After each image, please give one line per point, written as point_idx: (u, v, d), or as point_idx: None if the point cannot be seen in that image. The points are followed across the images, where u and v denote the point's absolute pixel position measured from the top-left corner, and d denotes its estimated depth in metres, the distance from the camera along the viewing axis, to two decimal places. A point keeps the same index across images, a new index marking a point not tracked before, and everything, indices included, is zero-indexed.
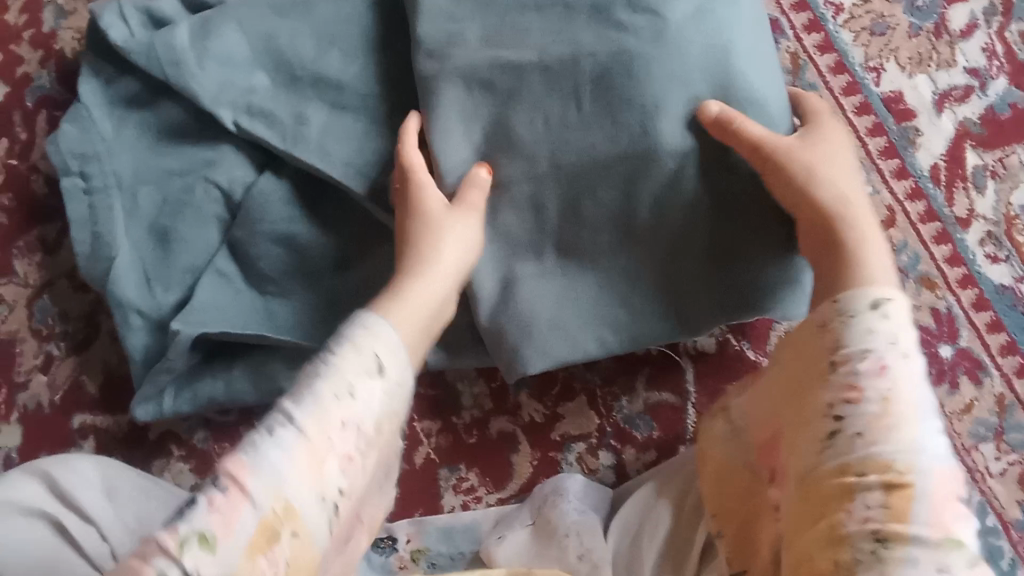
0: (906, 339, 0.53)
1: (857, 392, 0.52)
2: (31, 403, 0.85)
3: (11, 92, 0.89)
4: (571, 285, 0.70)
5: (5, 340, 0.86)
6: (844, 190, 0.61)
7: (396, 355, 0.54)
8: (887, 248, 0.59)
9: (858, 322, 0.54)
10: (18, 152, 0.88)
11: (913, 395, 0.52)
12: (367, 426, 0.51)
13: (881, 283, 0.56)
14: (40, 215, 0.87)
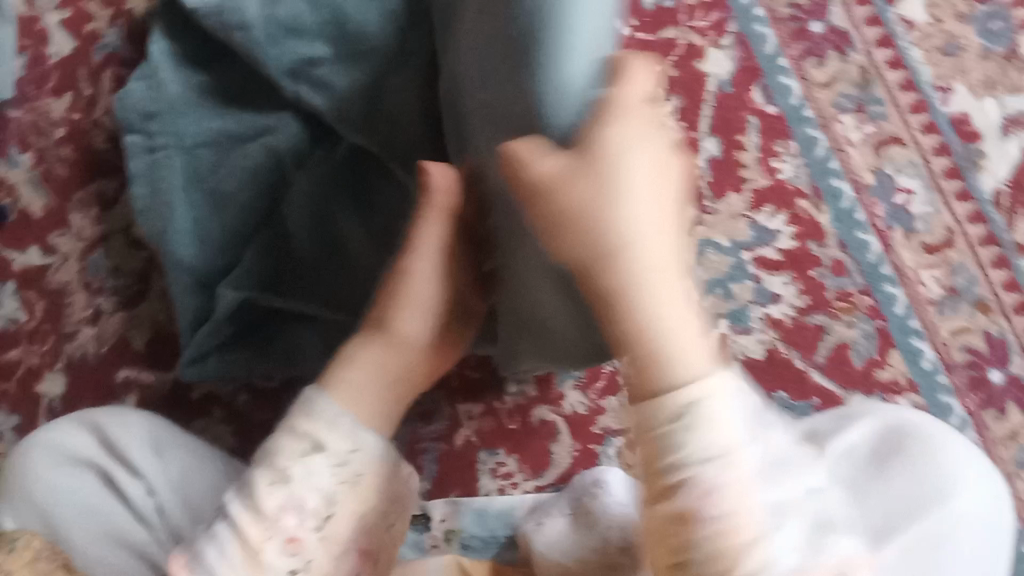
0: (725, 441, 0.43)
1: (701, 517, 0.43)
2: (76, 353, 0.85)
3: (79, 47, 0.90)
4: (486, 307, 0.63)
5: (56, 290, 0.86)
6: (630, 234, 0.42)
7: (348, 433, 0.51)
8: (688, 302, 0.43)
9: (692, 429, 0.43)
10: (82, 106, 0.89)
11: (750, 519, 0.44)
12: (312, 505, 0.50)
13: (710, 384, 0.43)
14: (98, 170, 0.88)
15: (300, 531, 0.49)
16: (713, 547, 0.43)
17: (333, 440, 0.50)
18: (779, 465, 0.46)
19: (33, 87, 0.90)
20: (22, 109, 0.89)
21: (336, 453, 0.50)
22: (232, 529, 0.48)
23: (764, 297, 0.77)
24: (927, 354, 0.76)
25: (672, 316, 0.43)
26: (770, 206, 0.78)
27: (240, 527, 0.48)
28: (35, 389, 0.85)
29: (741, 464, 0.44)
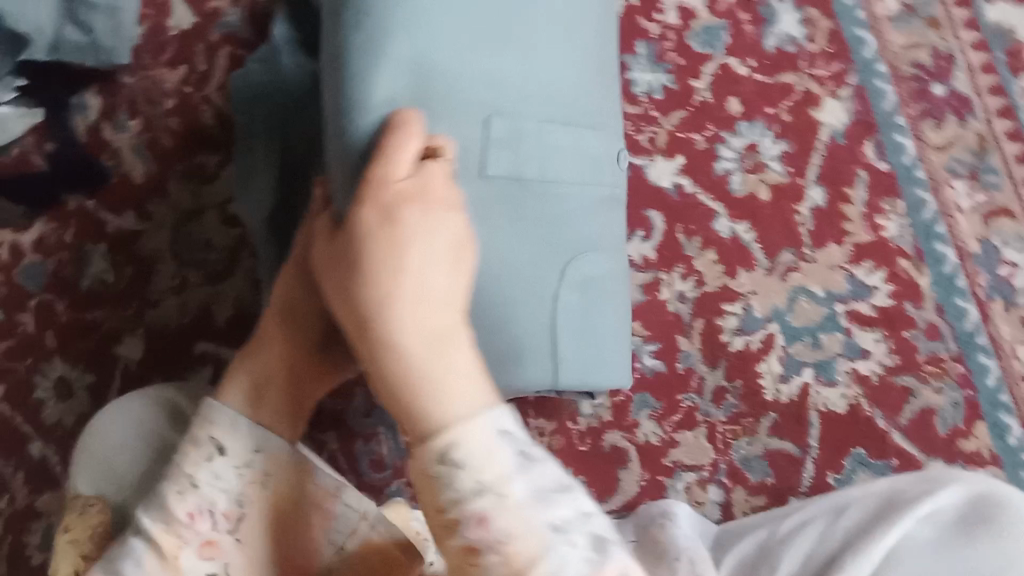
0: (510, 484, 0.41)
1: (481, 557, 0.40)
2: (158, 322, 0.87)
3: (201, 23, 0.91)
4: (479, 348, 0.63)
5: (145, 258, 0.88)
6: (391, 293, 0.43)
7: (250, 435, 0.54)
8: (462, 359, 0.43)
9: (444, 471, 0.41)
10: (194, 81, 0.90)
11: (529, 555, 0.40)
12: (222, 506, 0.52)
13: (453, 424, 0.41)
14: (203, 145, 0.89)
15: (216, 534, 0.51)
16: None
17: (233, 444, 0.53)
18: (541, 501, 0.42)
19: (150, 57, 0.91)
20: (136, 77, 0.90)
21: (239, 455, 0.53)
22: (145, 541, 0.50)
23: (853, 351, 0.77)
24: (1014, 430, 0.75)
25: (433, 367, 0.42)
26: (870, 262, 0.78)
27: (152, 529, 0.51)
28: (112, 351, 0.87)
29: (515, 498, 0.41)
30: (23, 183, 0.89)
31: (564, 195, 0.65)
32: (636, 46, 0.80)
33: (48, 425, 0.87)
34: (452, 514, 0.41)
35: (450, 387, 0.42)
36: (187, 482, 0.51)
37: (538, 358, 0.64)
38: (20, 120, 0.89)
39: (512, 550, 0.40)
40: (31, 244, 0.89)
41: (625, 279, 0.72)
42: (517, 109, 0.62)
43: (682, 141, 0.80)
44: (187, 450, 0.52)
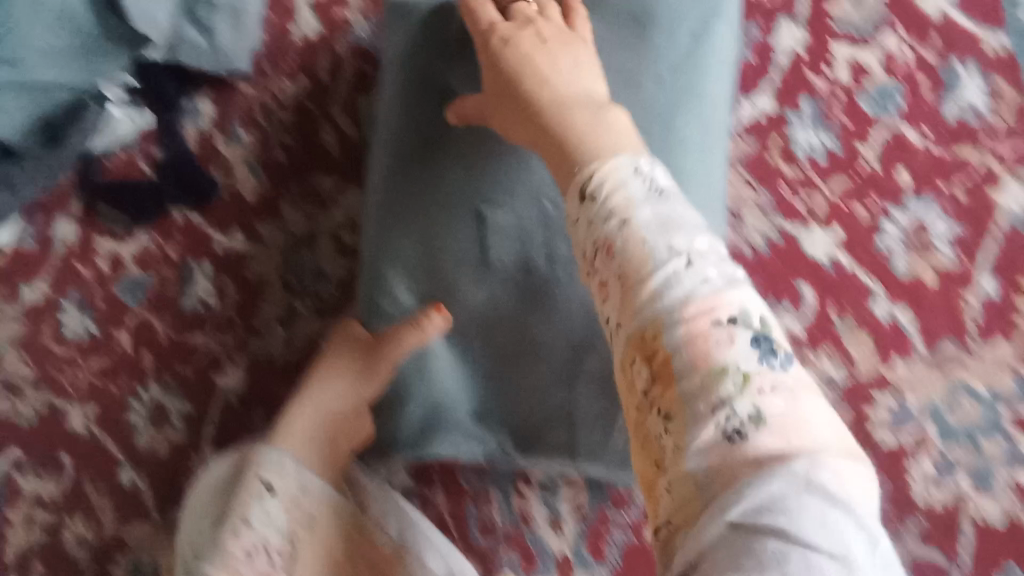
0: (642, 210, 0.46)
1: (613, 238, 0.46)
2: (263, 353, 0.83)
3: (326, 34, 0.85)
4: (505, 401, 0.71)
5: (254, 283, 0.83)
6: (554, 91, 0.57)
7: (292, 477, 0.70)
8: (612, 132, 0.53)
9: (601, 202, 0.48)
10: (316, 96, 0.84)
11: (645, 265, 0.44)
12: (274, 543, 0.66)
13: (598, 154, 0.51)
14: (320, 165, 0.83)
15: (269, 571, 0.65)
16: (622, 272, 0.45)
17: (279, 485, 0.69)
18: (665, 228, 0.46)
19: (270, 66, 0.85)
20: (254, 85, 0.85)
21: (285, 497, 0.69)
22: None
23: (1016, 458, 0.71)
24: None
25: (582, 122, 0.54)
26: None
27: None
28: (212, 379, 0.84)
29: (641, 220, 0.46)
30: (129, 188, 0.84)
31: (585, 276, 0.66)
32: (799, 102, 0.76)
33: (142, 453, 0.84)
34: (593, 245, 0.48)
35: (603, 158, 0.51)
36: (241, 520, 0.66)
37: (556, 433, 0.71)
38: (127, 121, 0.83)
39: (643, 282, 0.44)
40: (133, 257, 0.85)
41: None
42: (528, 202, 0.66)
43: (844, 212, 0.75)
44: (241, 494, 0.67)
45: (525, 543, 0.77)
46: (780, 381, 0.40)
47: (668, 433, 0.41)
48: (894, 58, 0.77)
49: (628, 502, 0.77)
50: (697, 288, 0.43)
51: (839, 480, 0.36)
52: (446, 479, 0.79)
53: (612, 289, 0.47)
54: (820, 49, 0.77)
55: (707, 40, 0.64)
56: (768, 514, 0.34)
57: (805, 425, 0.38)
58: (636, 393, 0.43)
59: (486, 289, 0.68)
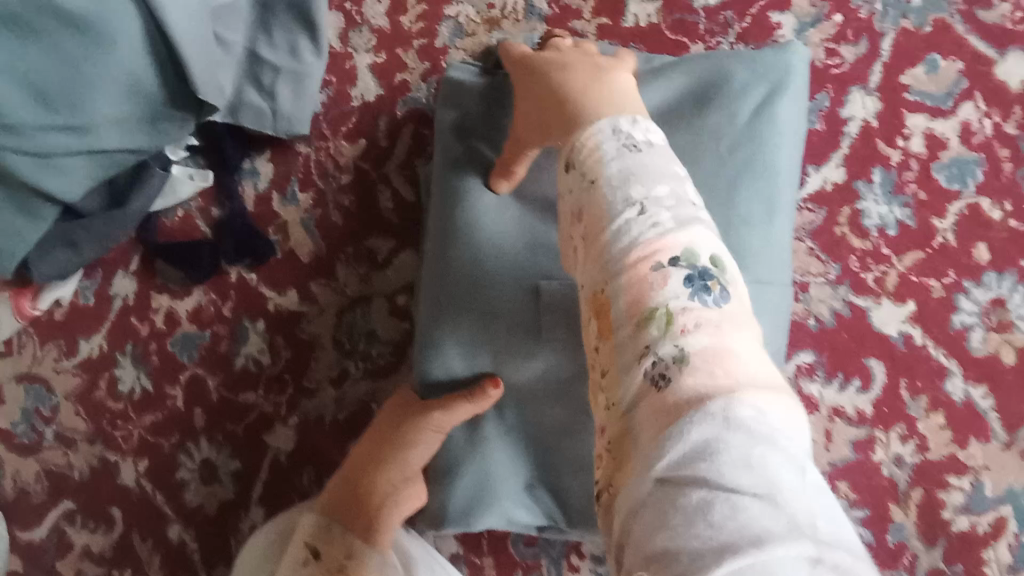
0: (613, 172, 0.51)
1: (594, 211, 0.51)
2: (314, 413, 0.83)
3: (384, 96, 0.84)
4: (560, 473, 0.69)
5: (306, 342, 0.83)
6: (552, 71, 0.62)
7: (339, 544, 0.63)
8: (599, 92, 0.58)
9: (587, 159, 0.53)
10: (373, 157, 0.84)
11: (604, 215, 0.50)
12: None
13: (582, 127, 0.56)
14: (376, 227, 0.83)
15: None
16: (587, 224, 0.52)
17: (325, 552, 0.63)
18: (630, 178, 0.51)
19: (328, 126, 0.84)
20: (313, 146, 0.85)
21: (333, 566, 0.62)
22: None
23: None
24: None
25: (570, 88, 0.59)
26: None
27: None
28: (263, 439, 0.83)
29: (611, 175, 0.51)
30: (187, 248, 0.84)
31: None
32: (873, 173, 0.77)
33: (190, 509, 0.84)
34: (589, 226, 0.51)
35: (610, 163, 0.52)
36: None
37: None
38: (189, 182, 0.84)
39: (601, 238, 0.50)
40: (188, 314, 0.86)
41: None
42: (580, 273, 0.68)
43: (916, 285, 0.75)
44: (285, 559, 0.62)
45: None
46: (705, 317, 0.44)
47: (606, 378, 0.47)
48: (971, 129, 0.78)
49: None
50: (646, 232, 0.48)
51: (761, 414, 0.39)
52: (497, 548, 0.77)
53: (588, 258, 0.51)
54: (894, 120, 0.79)
55: (764, 121, 0.66)
56: (694, 460, 0.39)
57: (735, 360, 0.42)
58: (590, 341, 0.51)
59: (539, 357, 0.68)
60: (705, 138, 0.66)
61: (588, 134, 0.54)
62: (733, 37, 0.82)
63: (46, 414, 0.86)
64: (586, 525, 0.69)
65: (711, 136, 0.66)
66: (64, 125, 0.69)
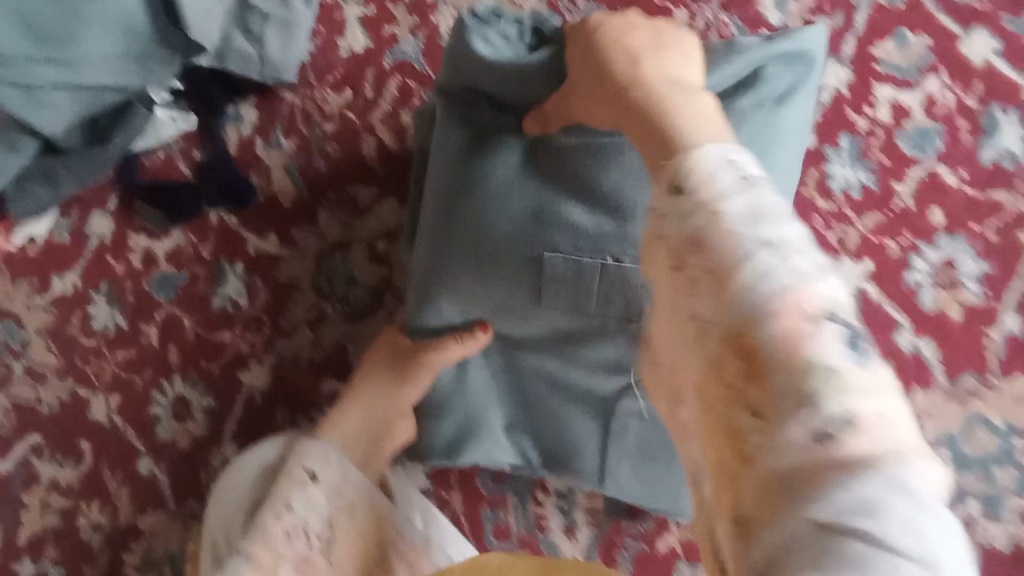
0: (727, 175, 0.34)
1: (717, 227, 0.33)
2: (290, 353, 0.85)
3: (372, 48, 0.86)
4: (541, 434, 0.75)
5: (285, 285, 0.85)
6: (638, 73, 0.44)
7: (336, 467, 0.64)
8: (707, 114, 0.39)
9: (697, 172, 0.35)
10: (358, 108, 0.86)
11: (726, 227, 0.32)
12: (315, 527, 0.59)
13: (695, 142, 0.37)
14: (358, 176, 0.85)
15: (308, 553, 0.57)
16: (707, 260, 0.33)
17: (323, 473, 0.63)
18: (748, 184, 0.34)
19: (315, 75, 0.87)
20: (299, 95, 0.87)
21: (329, 486, 0.62)
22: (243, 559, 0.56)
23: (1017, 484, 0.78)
24: None
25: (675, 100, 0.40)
26: None
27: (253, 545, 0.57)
28: (239, 377, 0.86)
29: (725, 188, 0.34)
30: (171, 192, 0.86)
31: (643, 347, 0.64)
32: (840, 139, 0.86)
33: (162, 444, 0.86)
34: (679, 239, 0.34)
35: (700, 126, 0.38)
36: (279, 506, 0.58)
37: (585, 460, 0.74)
38: (172, 124, 0.85)
39: (728, 283, 0.31)
40: (167, 254, 0.87)
41: None
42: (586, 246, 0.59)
43: (874, 244, 0.84)
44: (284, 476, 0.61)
45: (536, 544, 0.79)
46: (871, 384, 0.28)
47: (756, 436, 0.30)
48: (935, 102, 0.86)
49: (643, 514, 0.79)
50: (781, 273, 0.30)
51: (927, 473, 0.27)
52: (464, 482, 0.81)
53: (707, 283, 0.32)
54: (862, 89, 0.87)
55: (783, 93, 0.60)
56: (854, 515, 0.26)
57: (898, 420, 0.28)
58: (719, 416, 0.32)
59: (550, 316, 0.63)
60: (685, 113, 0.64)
61: (691, 158, 0.35)
62: (712, 7, 0.89)
63: (17, 349, 0.87)
64: (559, 467, 0.77)
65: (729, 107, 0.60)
66: (45, 58, 0.70)
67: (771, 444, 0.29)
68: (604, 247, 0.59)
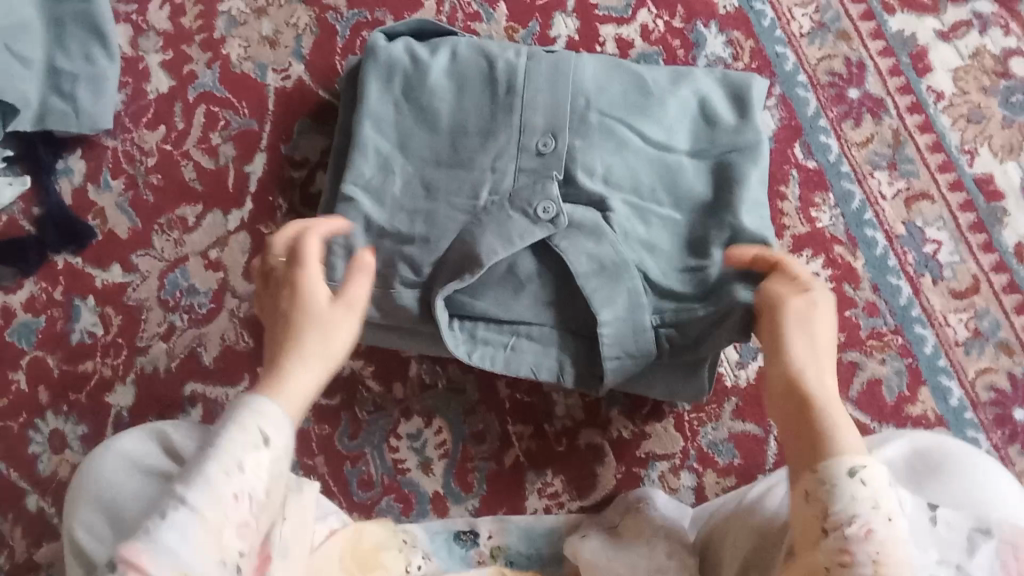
0: (889, 503, 0.52)
1: (853, 511, 0.52)
2: (149, 366, 0.92)
3: (176, 86, 0.96)
4: (385, 126, 0.79)
5: (134, 305, 0.93)
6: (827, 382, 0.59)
7: (286, 433, 0.57)
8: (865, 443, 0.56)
9: (840, 488, 0.53)
10: (173, 139, 0.96)
11: (880, 526, 0.51)
12: (259, 493, 0.54)
13: (856, 451, 0.54)
14: (184, 196, 0.94)
15: (248, 518, 0.53)
16: (831, 502, 0.53)
17: (277, 440, 0.56)
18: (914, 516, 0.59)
19: (131, 119, 0.96)
20: (119, 139, 0.96)
21: (281, 452, 0.56)
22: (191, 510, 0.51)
23: None
24: (955, 392, 0.80)
25: (836, 415, 0.57)
26: (809, 250, 0.83)
27: (199, 503, 0.51)
28: (105, 400, 0.91)
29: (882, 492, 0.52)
30: (15, 244, 0.93)
31: (559, 107, 0.76)
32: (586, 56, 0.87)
33: (46, 478, 0.90)
34: (815, 485, 0.54)
35: (806, 339, 0.61)
36: (235, 464, 0.53)
37: (403, 119, 0.79)
38: (8, 187, 0.93)
39: (821, 517, 0.53)
40: (22, 303, 0.93)
41: (585, 76, 0.78)
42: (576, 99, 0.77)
43: None
44: (235, 426, 0.55)
45: (400, 488, 0.86)
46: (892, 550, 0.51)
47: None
48: (649, 30, 0.89)
49: (486, 436, 0.86)
50: (875, 523, 0.51)
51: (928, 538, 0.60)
52: (325, 446, 0.86)
53: (815, 535, 0.53)
54: (589, 32, 0.89)
55: (606, 68, 0.79)
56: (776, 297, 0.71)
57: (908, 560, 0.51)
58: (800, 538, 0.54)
59: (467, 53, 0.80)
60: (394, 88, 0.80)
61: (854, 466, 0.53)
62: None
63: None
64: (426, 80, 0.79)
65: (607, 135, 0.77)
66: None
67: None
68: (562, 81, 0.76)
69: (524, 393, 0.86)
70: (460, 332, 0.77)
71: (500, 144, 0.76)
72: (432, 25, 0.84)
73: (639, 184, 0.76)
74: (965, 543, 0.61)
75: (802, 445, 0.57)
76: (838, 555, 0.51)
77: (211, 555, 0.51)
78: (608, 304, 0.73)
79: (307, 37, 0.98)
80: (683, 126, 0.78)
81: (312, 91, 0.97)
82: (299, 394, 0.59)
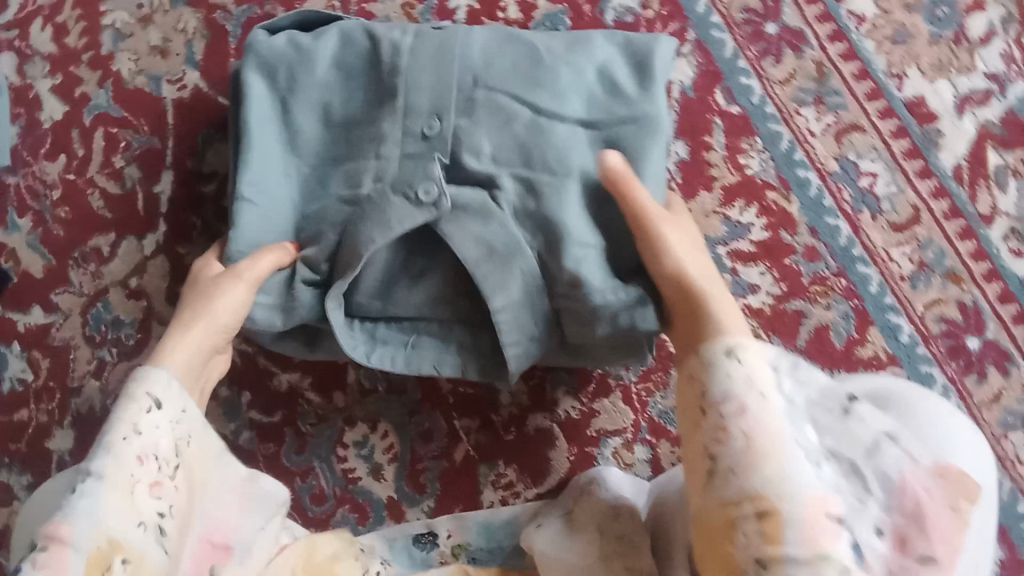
0: (762, 380, 0.59)
1: (726, 428, 0.58)
2: (85, 406, 0.89)
3: (70, 110, 0.92)
4: (271, 122, 0.74)
5: (61, 346, 0.90)
6: (703, 272, 0.68)
7: (177, 397, 0.61)
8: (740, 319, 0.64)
9: (718, 369, 0.60)
10: (75, 167, 0.92)
11: (751, 405, 0.58)
12: (163, 452, 0.59)
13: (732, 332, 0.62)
14: (96, 226, 0.91)
15: (160, 475, 0.58)
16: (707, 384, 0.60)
17: (167, 399, 0.60)
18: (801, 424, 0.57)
19: (29, 152, 0.92)
20: (20, 175, 0.92)
21: (172, 412, 0.61)
22: (99, 478, 0.55)
23: (742, 288, 0.78)
24: (905, 328, 0.77)
25: (715, 300, 0.65)
26: (740, 201, 0.79)
27: (105, 468, 0.55)
28: (44, 447, 0.88)
29: (749, 371, 0.59)
30: None
31: (441, 87, 0.71)
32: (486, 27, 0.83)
33: None
34: (697, 367, 0.61)
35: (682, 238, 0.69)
36: (132, 428, 0.57)
37: (290, 111, 0.75)
38: None
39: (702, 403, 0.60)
40: None
41: (467, 49, 0.72)
42: (463, 75, 0.72)
43: None
44: (130, 403, 0.58)
45: (354, 497, 0.83)
46: (762, 426, 0.57)
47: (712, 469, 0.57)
48: None
49: (433, 435, 0.83)
50: (747, 398, 0.58)
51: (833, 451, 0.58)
52: (272, 464, 0.84)
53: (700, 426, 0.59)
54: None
55: (496, 39, 0.73)
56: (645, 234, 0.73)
57: (779, 437, 0.56)
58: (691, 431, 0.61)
59: (351, 36, 0.75)
60: (278, 83, 0.74)
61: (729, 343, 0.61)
62: None
63: None
64: (309, 68, 0.74)
65: (495, 113, 0.71)
66: None
67: (727, 478, 0.56)
68: (446, 60, 0.71)
69: (466, 385, 0.83)
70: (359, 333, 0.75)
71: (382, 130, 0.71)
72: (315, 14, 0.78)
73: (529, 156, 0.71)
74: (867, 442, 0.58)
75: (687, 327, 0.65)
76: (717, 433, 0.58)
77: (124, 513, 0.55)
78: (501, 289, 0.70)
79: (198, 42, 0.93)
80: (580, 95, 0.73)
81: (211, 98, 0.92)
82: (184, 361, 0.64)
